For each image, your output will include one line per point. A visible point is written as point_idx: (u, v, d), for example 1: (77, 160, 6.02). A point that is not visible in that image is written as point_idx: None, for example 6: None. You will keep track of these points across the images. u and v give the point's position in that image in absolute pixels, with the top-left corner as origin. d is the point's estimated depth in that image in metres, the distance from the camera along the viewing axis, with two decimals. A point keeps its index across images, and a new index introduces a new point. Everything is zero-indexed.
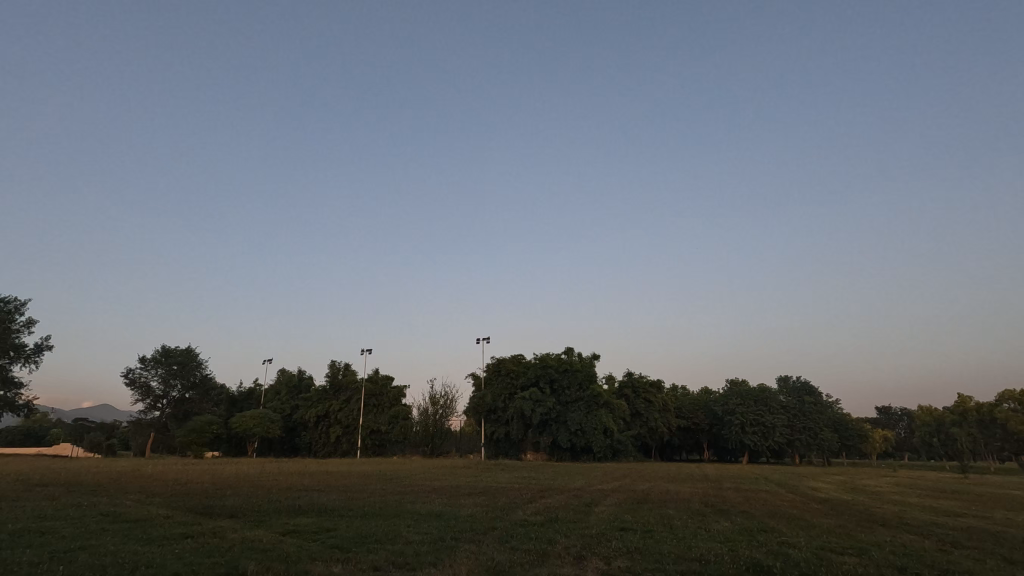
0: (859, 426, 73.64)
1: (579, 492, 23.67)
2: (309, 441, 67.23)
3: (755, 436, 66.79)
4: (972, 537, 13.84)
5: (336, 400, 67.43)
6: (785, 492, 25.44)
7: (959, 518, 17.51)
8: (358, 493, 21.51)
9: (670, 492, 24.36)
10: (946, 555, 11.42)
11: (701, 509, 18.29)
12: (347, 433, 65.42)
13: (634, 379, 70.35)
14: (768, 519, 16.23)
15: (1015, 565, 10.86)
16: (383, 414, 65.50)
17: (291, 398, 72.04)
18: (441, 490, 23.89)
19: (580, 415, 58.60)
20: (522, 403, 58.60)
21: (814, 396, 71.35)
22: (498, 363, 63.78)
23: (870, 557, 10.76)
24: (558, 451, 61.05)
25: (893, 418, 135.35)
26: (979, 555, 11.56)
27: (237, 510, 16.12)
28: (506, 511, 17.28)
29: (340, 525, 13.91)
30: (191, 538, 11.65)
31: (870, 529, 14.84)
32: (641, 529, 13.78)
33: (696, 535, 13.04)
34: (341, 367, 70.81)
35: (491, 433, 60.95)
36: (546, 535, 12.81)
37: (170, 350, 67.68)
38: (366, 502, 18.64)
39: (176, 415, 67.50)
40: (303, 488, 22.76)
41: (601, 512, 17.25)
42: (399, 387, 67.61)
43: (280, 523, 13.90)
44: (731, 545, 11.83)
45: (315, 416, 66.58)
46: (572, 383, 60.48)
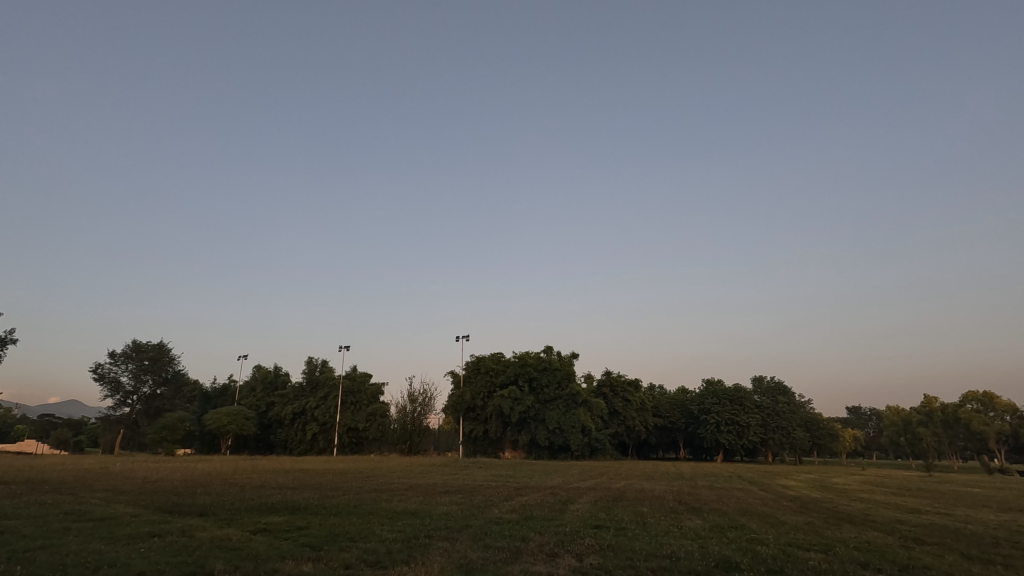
0: (830, 426, 75.28)
1: (555, 490, 23.67)
2: (285, 439, 66.34)
3: (730, 435, 67.95)
4: (933, 533, 14.29)
5: (313, 396, 66.63)
6: (757, 491, 25.75)
7: (922, 515, 18.01)
8: (332, 491, 21.26)
9: (646, 490, 24.54)
10: (907, 551, 11.76)
11: (675, 508, 18.44)
12: (324, 431, 64.71)
13: (612, 378, 70.90)
14: (740, 516, 16.49)
15: (971, 559, 11.25)
16: (360, 412, 64.93)
17: (266, 395, 70.92)
18: (416, 487, 23.68)
19: (558, 414, 58.88)
20: (501, 402, 58.59)
21: (788, 396, 72.65)
22: (478, 362, 63.82)
23: (834, 554, 11.05)
24: (536, 450, 61.21)
25: (863, 418, 138.95)
26: (938, 551, 11.95)
27: (206, 508, 15.77)
28: (481, 509, 17.22)
29: (312, 524, 13.71)
30: (157, 537, 11.37)
31: (836, 525, 15.17)
32: (616, 527, 13.87)
33: (669, 532, 13.17)
34: (318, 364, 70.16)
35: (469, 431, 60.84)
36: (520, 532, 12.83)
37: (141, 345, 66.23)
38: (339, 501, 18.39)
39: (147, 412, 65.93)
40: (276, 487, 22.35)
41: (576, 510, 17.33)
42: (377, 384, 67.21)
43: (250, 522, 13.63)
44: (702, 543, 11.94)
45: (291, 413, 65.76)
46: (551, 382, 60.76)
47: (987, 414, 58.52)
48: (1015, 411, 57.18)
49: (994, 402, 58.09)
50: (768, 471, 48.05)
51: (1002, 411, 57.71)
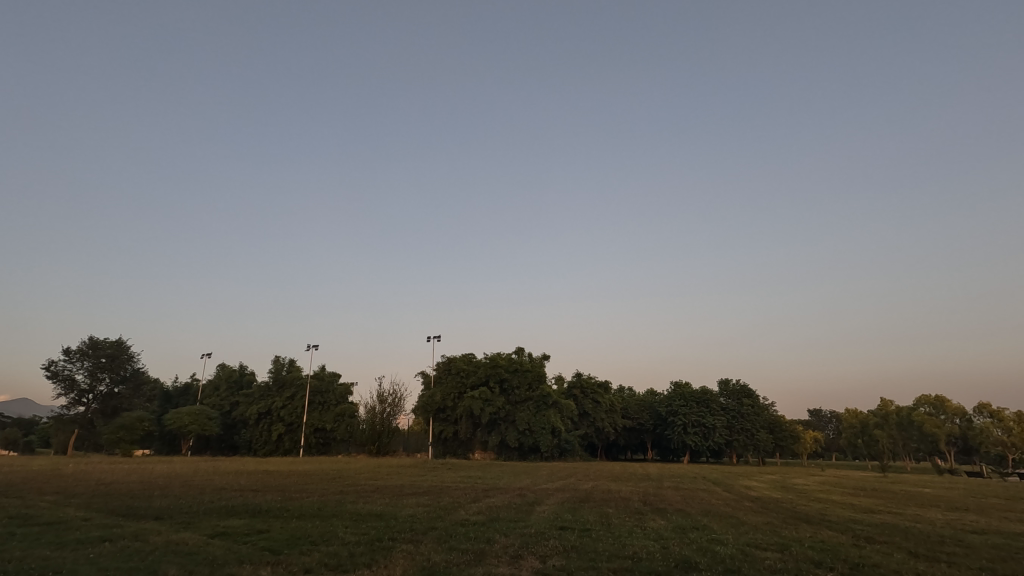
0: (792, 428, 77.20)
1: (523, 492, 23.79)
2: (250, 439, 64.86)
3: (696, 437, 69.45)
4: (884, 532, 14.80)
5: (279, 396, 65.35)
6: (721, 491, 26.22)
7: (875, 515, 18.66)
8: (296, 493, 20.83)
9: (612, 491, 24.82)
10: (860, 550, 12.14)
11: (640, 508, 18.67)
12: (290, 431, 63.57)
13: (583, 380, 71.48)
14: (703, 517, 16.79)
15: (919, 557, 11.72)
16: (328, 412, 63.98)
17: (231, 394, 69.25)
18: (383, 489, 23.51)
19: (528, 415, 59.05)
20: (472, 403, 58.39)
21: (753, 398, 73.80)
22: (449, 362, 63.69)
23: (789, 553, 11.36)
24: (506, 451, 61.17)
25: (823, 420, 143.35)
26: (888, 550, 12.38)
27: (162, 511, 15.28)
28: (447, 511, 17.15)
29: (273, 526, 13.49)
30: (110, 542, 11.02)
31: (794, 525, 15.60)
32: (579, 528, 13.99)
33: (632, 533, 13.37)
34: (285, 363, 68.92)
35: (439, 432, 60.44)
36: (486, 534, 12.81)
37: (98, 342, 63.91)
38: (303, 503, 18.08)
39: (103, 411, 63.57)
40: (238, 489, 21.93)
41: (542, 511, 17.41)
42: (346, 385, 66.31)
43: (208, 525, 13.31)
44: (663, 543, 12.17)
45: (256, 413, 64.42)
46: (522, 383, 60.90)
47: (938, 416, 61.06)
48: (964, 413, 59.74)
49: (945, 406, 60.66)
50: (727, 472, 50.74)
51: (953, 414, 60.29)
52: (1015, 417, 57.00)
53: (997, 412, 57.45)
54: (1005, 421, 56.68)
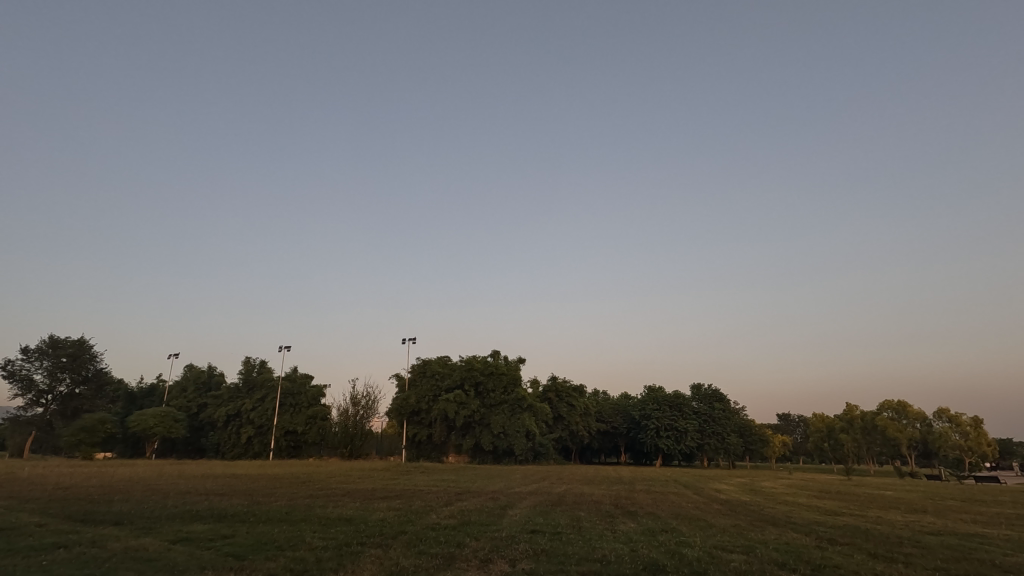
0: (762, 432, 78.68)
1: (495, 495, 23.80)
2: (218, 442, 63.38)
3: (669, 440, 70.53)
4: (845, 534, 15.22)
5: (249, 398, 64.10)
6: (691, 494, 26.58)
7: (839, 517, 19.19)
8: (263, 497, 20.35)
9: (585, 494, 24.95)
10: (821, 552, 12.46)
11: (611, 512, 18.82)
12: (259, 434, 62.34)
13: (558, 384, 71.77)
14: (672, 520, 17.02)
15: (878, 558, 12.12)
16: (299, 415, 62.86)
17: (199, 396, 67.50)
18: (354, 493, 23.18)
19: (503, 419, 58.99)
20: (446, 405, 57.99)
21: (724, 402, 74.85)
22: (424, 364, 63.39)
23: (754, 555, 11.59)
24: (480, 454, 61.01)
25: (791, 424, 146.69)
26: (849, 551, 12.72)
27: (122, 516, 14.79)
28: (418, 515, 16.99)
29: (238, 532, 13.14)
30: (66, 548, 10.63)
31: (760, 527, 15.93)
32: (550, 531, 14.05)
33: (602, 536, 13.47)
34: (256, 364, 67.65)
35: (413, 435, 59.98)
36: (456, 538, 12.72)
37: (59, 341, 61.69)
38: (271, 507, 17.68)
39: (63, 413, 61.29)
40: (204, 493, 21.38)
41: (514, 515, 17.44)
42: (319, 387, 65.30)
43: (170, 531, 12.94)
44: (632, 545, 12.31)
45: (225, 415, 63.07)
46: (497, 387, 60.78)
47: (901, 421, 62.91)
48: (925, 418, 61.69)
49: (907, 410, 62.55)
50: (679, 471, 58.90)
51: (914, 419, 62.19)
52: (971, 422, 59.43)
53: (956, 417, 59.58)
54: (962, 426, 59.04)
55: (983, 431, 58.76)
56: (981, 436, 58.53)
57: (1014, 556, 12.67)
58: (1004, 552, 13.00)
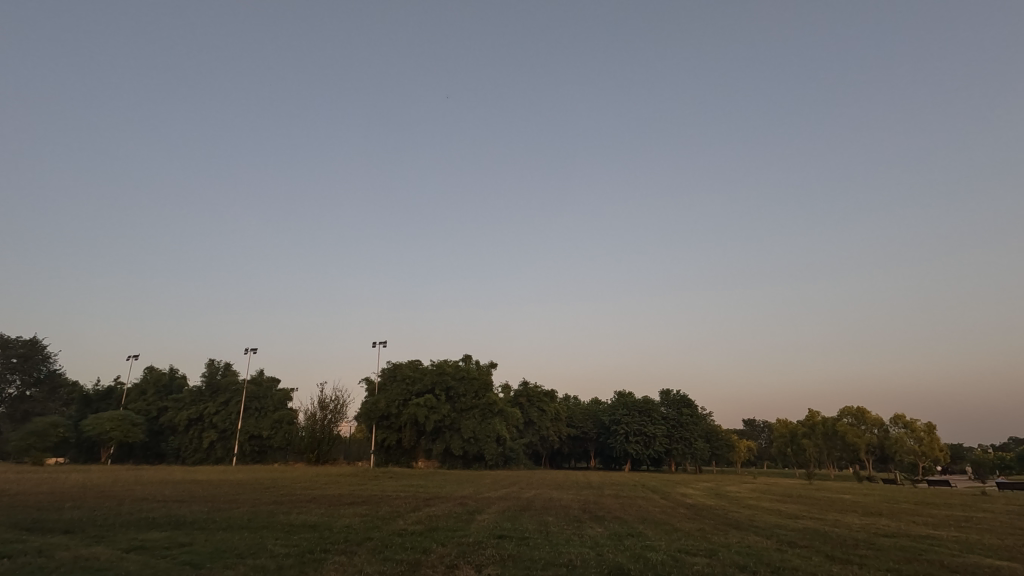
0: (728, 437, 80.27)
1: (464, 500, 23.69)
2: (179, 447, 61.49)
3: (637, 445, 71.54)
4: (805, 537, 15.65)
5: (213, 402, 62.48)
6: (658, 499, 26.98)
7: (799, 520, 19.73)
8: (224, 503, 19.79)
9: (554, 499, 25.07)
10: (783, 554, 12.77)
11: (579, 516, 18.94)
12: (222, 438, 60.84)
13: (529, 389, 71.82)
14: (638, 524, 17.19)
15: (834, 560, 12.49)
16: (265, 419, 61.56)
17: (159, 399, 65.27)
18: (319, 498, 22.73)
19: (473, 423, 58.75)
20: (417, 410, 57.39)
21: (692, 407, 76.04)
22: (394, 368, 62.80)
23: (717, 558, 11.82)
24: (450, 459, 60.64)
25: (756, 429, 150.31)
26: (807, 553, 13.09)
27: (73, 524, 14.21)
28: (385, 521, 16.73)
29: (197, 539, 12.76)
30: (6, 558, 10.10)
31: (724, 531, 16.24)
32: (518, 537, 14.02)
33: (570, 541, 13.54)
34: (220, 366, 65.88)
35: (382, 440, 59.17)
36: (422, 544, 12.60)
37: (9, 341, 59.34)
38: (232, 514, 17.23)
39: (12, 416, 58.54)
40: (162, 499, 20.70)
41: (482, 520, 17.33)
42: (286, 390, 64.21)
43: (125, 539, 12.48)
44: (599, 550, 12.40)
45: (186, 419, 61.22)
46: (468, 391, 60.45)
47: (859, 427, 64.98)
48: (882, 424, 63.87)
49: (865, 416, 64.64)
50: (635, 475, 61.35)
51: (872, 425, 64.29)
52: (925, 427, 61.84)
53: (911, 422, 61.86)
54: (917, 431, 61.38)
55: (935, 436, 61.26)
56: (933, 441, 60.95)
57: (960, 556, 13.23)
58: (953, 553, 13.53)
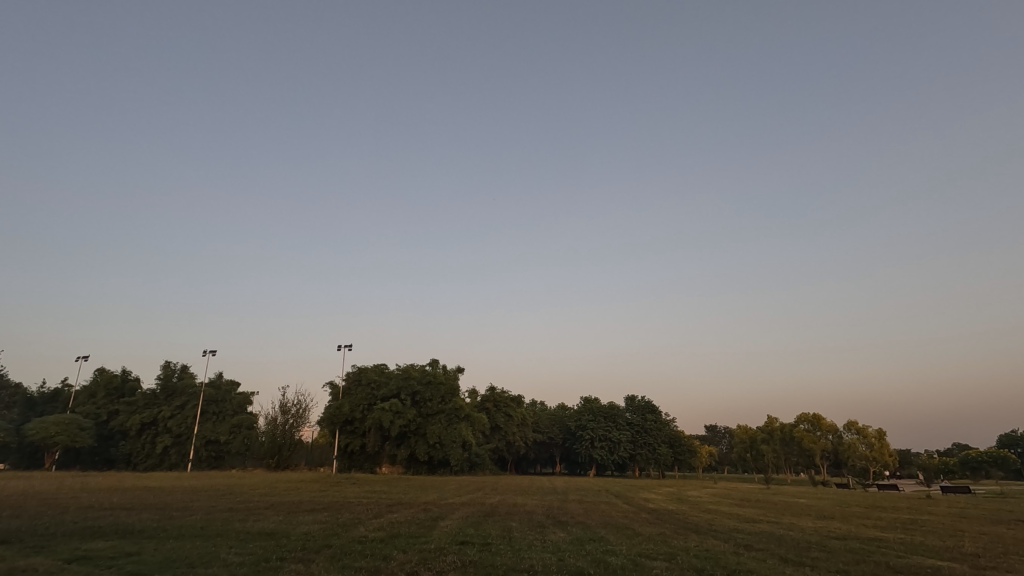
0: (690, 443, 81.76)
1: (428, 506, 23.45)
2: (130, 452, 58.95)
3: (602, 450, 72.26)
4: (761, 540, 16.02)
5: (168, 406, 60.28)
6: (622, 504, 27.20)
7: (756, 523, 20.28)
8: (177, 511, 19.05)
9: (518, 505, 25.02)
10: (738, 557, 13.09)
11: (543, 521, 19.03)
12: (177, 443, 58.76)
13: (496, 394, 71.69)
14: (600, 529, 17.37)
15: (788, 562, 12.85)
16: (223, 423, 59.75)
17: (110, 403, 62.52)
18: (277, 505, 22.13)
19: (439, 428, 58.31)
20: (382, 415, 56.51)
21: (656, 413, 77.07)
22: (359, 372, 61.89)
23: (676, 562, 12.01)
24: (415, 464, 59.99)
25: (717, 435, 153.72)
26: (762, 556, 13.47)
27: (11, 534, 13.46)
28: (345, 528, 16.44)
29: (145, 549, 12.26)
30: None
31: (683, 535, 16.51)
32: (480, 542, 13.96)
33: (532, 546, 13.54)
34: (176, 369, 63.53)
35: (345, 445, 58.00)
36: (382, 551, 12.42)
37: None
38: (184, 521, 16.62)
39: None
40: (109, 506, 19.85)
41: (445, 526, 17.21)
42: (245, 394, 62.54)
43: (67, 549, 11.91)
44: (560, 555, 12.43)
45: (139, 423, 58.81)
46: (434, 396, 59.93)
47: (815, 433, 67.03)
48: (836, 430, 66.06)
49: (821, 423, 66.77)
50: (601, 480, 61.71)
51: (826, 431, 66.45)
52: (875, 434, 64.34)
53: (862, 429, 64.27)
54: (868, 438, 63.82)
55: (886, 442, 63.81)
56: (883, 447, 63.52)
57: (905, 556, 13.86)
58: (898, 555, 14.09)
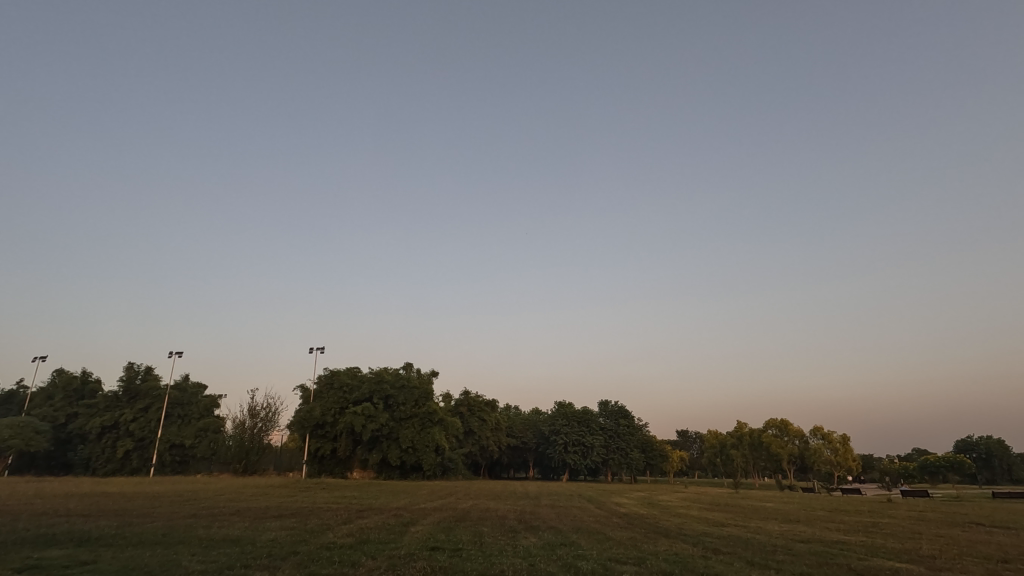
0: (662, 448, 82.70)
1: (398, 512, 23.18)
2: (88, 456, 56.86)
3: (575, 455, 72.58)
4: (730, 544, 16.25)
5: (130, 408, 58.31)
6: (593, 508, 27.33)
7: (723, 527, 20.59)
8: (137, 518, 18.38)
9: (489, 510, 24.95)
10: (706, 561, 13.27)
11: (514, 526, 18.97)
12: (139, 448, 56.95)
13: (470, 399, 71.30)
14: (572, 534, 17.39)
15: (754, 565, 13.08)
16: (188, 427, 58.12)
17: (68, 405, 60.19)
18: (244, 511, 21.56)
19: (412, 433, 57.69)
20: (353, 419, 55.67)
21: (629, 418, 77.67)
22: (331, 376, 60.92)
23: (645, 566, 12.10)
24: (386, 469, 59.33)
25: (689, 440, 156.03)
26: (729, 559, 13.69)
27: None
28: (314, 534, 16.16)
29: (102, 557, 11.79)
30: None
31: (653, 539, 16.66)
32: (450, 548, 13.83)
33: (503, 552, 13.48)
34: (140, 370, 61.42)
35: (316, 449, 56.98)
36: (351, 558, 12.21)
37: None
38: (144, 528, 16.03)
39: None
40: (65, 513, 19.04)
41: (416, 531, 17.06)
42: (213, 397, 60.99)
43: (16, 558, 11.37)
44: (531, 560, 12.39)
45: (99, 427, 56.71)
46: (407, 400, 59.32)
47: (782, 438, 68.50)
48: (803, 435, 67.59)
49: (788, 428, 68.29)
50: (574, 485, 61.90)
51: (793, 436, 67.97)
52: (840, 439, 66.12)
53: (827, 434, 65.93)
54: (833, 443, 65.50)
55: (849, 447, 65.56)
56: (847, 452, 65.35)
57: (866, 559, 14.24)
58: (860, 557, 14.47)
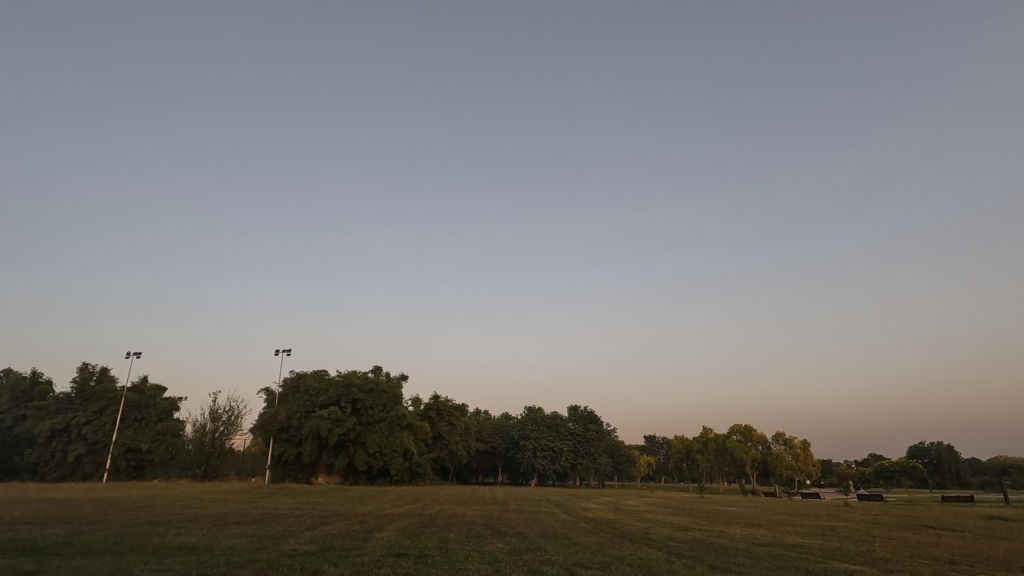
0: (630, 453, 83.55)
1: (364, 517, 22.79)
2: (37, 461, 54.32)
3: (545, 460, 72.68)
4: (693, 548, 16.50)
5: (83, 411, 55.97)
6: (560, 514, 27.43)
7: (688, 532, 20.89)
8: (89, 525, 17.62)
9: (457, 515, 24.78)
10: (669, 564, 13.47)
11: (481, 532, 18.89)
12: (92, 452, 54.67)
13: (439, 403, 70.76)
14: (539, 539, 17.40)
15: (716, 569, 13.30)
16: (146, 431, 56.13)
17: (16, 407, 57.45)
18: (203, 518, 20.87)
19: (380, 437, 56.81)
20: (319, 423, 54.49)
21: (598, 423, 78.17)
22: (298, 378, 59.77)
23: (609, 571, 12.18)
24: (353, 474, 58.37)
25: (656, 445, 158.47)
26: (691, 563, 13.93)
27: None
28: (276, 541, 15.78)
29: (48, 567, 11.28)
30: None
31: (619, 544, 16.84)
32: (415, 555, 13.66)
33: (468, 557, 13.40)
34: (94, 371, 59.03)
35: (280, 454, 55.72)
36: (312, 565, 11.94)
37: None
38: (96, 537, 15.34)
39: None
40: (11, 521, 18.09)
41: (381, 538, 16.84)
42: (172, 399, 59.13)
43: None
44: (496, 566, 12.34)
45: (49, 430, 54.23)
46: (376, 404, 58.36)
47: (746, 443, 70.12)
48: (766, 441, 69.19)
49: (752, 434, 69.81)
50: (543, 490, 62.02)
51: (757, 442, 69.54)
52: (801, 444, 67.88)
53: (789, 440, 67.63)
54: (794, 448, 67.19)
55: (809, 452, 67.35)
56: (808, 457, 67.05)
57: (822, 561, 14.66)
58: (817, 560, 14.84)
